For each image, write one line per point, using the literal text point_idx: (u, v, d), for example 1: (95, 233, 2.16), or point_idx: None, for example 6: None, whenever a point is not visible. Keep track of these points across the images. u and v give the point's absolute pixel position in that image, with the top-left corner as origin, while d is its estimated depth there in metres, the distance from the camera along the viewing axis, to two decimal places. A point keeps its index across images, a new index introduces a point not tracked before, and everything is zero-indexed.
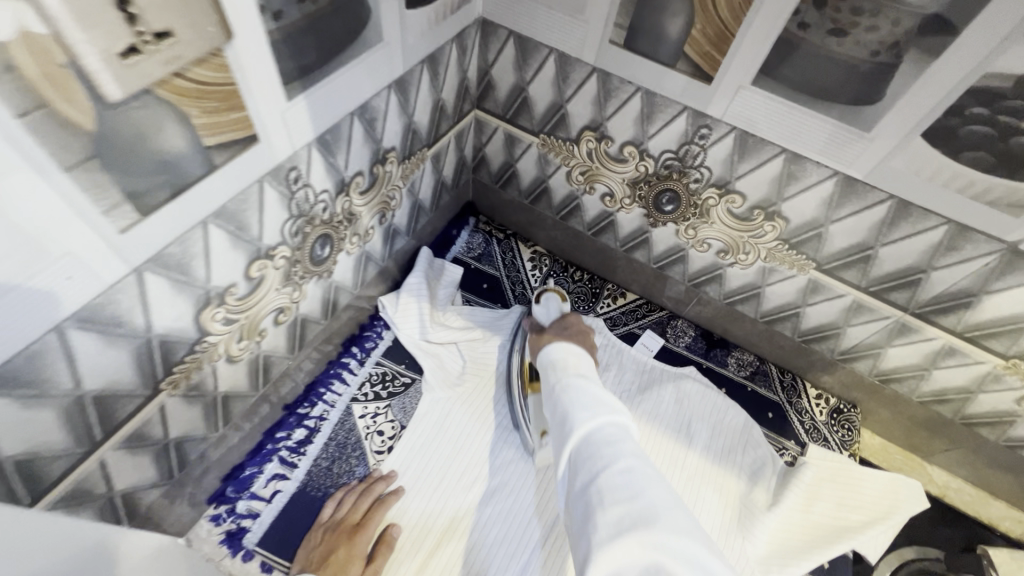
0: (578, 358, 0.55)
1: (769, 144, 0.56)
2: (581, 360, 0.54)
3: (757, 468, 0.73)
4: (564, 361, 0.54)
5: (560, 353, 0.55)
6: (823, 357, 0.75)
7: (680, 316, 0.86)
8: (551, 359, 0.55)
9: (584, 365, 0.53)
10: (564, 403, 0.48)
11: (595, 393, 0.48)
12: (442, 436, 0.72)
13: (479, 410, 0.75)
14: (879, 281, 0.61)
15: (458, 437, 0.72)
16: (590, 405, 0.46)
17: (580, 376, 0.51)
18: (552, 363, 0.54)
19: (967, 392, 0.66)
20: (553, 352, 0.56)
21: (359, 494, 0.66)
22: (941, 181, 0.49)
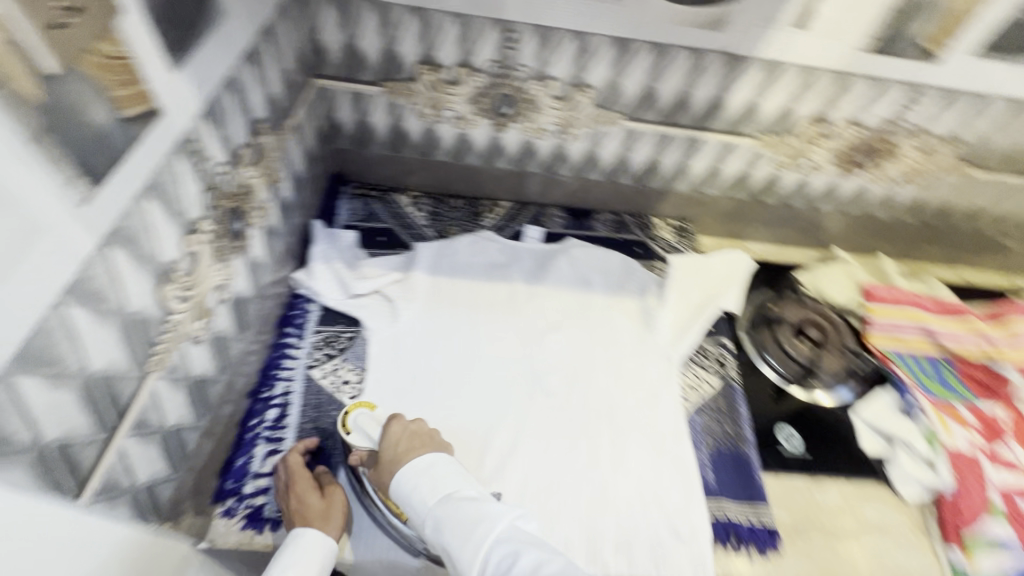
0: (433, 476, 0.61)
1: (560, 30, 0.74)
2: (431, 484, 0.60)
3: (642, 286, 0.95)
4: (419, 492, 0.60)
5: (412, 479, 0.61)
6: (656, 190, 0.99)
7: (548, 205, 1.04)
8: (409, 492, 0.60)
9: (444, 489, 0.59)
10: (447, 546, 0.55)
11: (465, 523, 0.55)
12: (405, 364, 0.81)
13: (425, 331, 0.84)
14: (667, 111, 0.84)
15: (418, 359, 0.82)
16: (469, 547, 0.53)
17: (441, 507, 0.58)
18: (410, 498, 0.60)
19: (746, 173, 0.94)
20: (406, 482, 0.61)
21: (287, 455, 0.68)
22: (674, 20, 0.71)
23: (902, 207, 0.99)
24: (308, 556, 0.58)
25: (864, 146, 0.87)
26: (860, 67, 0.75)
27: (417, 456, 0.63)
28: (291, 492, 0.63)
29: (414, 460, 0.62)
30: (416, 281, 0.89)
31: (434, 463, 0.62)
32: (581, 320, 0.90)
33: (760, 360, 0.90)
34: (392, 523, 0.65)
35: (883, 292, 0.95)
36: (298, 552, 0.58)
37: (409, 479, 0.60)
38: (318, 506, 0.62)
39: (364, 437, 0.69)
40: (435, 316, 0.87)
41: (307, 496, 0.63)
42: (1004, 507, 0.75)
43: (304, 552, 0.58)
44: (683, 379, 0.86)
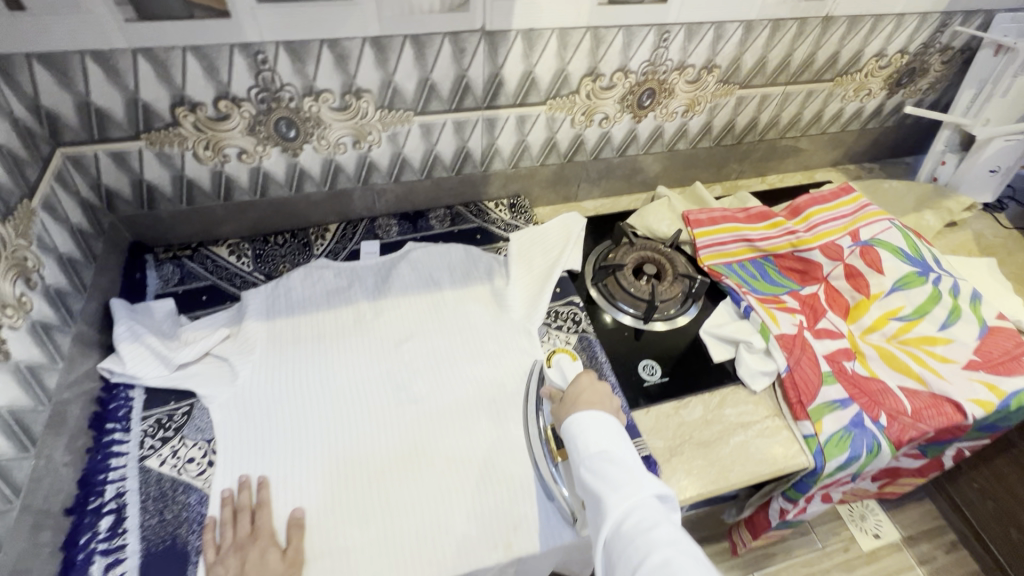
0: (598, 436, 0.67)
1: (309, 41, 0.71)
2: (597, 437, 0.68)
3: (485, 268, 0.96)
4: (587, 440, 0.67)
5: (581, 426, 0.69)
6: (477, 176, 1.00)
7: (377, 217, 1.01)
8: (574, 436, 0.68)
9: (602, 442, 0.67)
10: (596, 490, 0.62)
11: (619, 476, 0.63)
12: (257, 419, 0.75)
13: (272, 379, 0.79)
14: (452, 98, 0.84)
15: (270, 409, 0.77)
16: (616, 501, 0.60)
17: (601, 456, 0.66)
18: (575, 441, 0.68)
19: (552, 139, 0.98)
20: (574, 425, 0.69)
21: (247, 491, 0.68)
22: (418, 10, 0.72)
23: (698, 136, 1.09)
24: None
25: (642, 89, 0.94)
26: (607, 19, 0.81)
27: (593, 408, 0.71)
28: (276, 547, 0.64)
29: (588, 408, 0.71)
30: (249, 332, 0.83)
31: (600, 421, 0.69)
32: (436, 318, 0.89)
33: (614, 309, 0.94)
34: (543, 460, 0.74)
35: (700, 216, 1.03)
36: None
37: (578, 424, 0.68)
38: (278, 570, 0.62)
39: (557, 375, 0.81)
40: (274, 365, 0.81)
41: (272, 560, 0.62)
42: (831, 369, 0.86)
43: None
44: (545, 346, 0.87)
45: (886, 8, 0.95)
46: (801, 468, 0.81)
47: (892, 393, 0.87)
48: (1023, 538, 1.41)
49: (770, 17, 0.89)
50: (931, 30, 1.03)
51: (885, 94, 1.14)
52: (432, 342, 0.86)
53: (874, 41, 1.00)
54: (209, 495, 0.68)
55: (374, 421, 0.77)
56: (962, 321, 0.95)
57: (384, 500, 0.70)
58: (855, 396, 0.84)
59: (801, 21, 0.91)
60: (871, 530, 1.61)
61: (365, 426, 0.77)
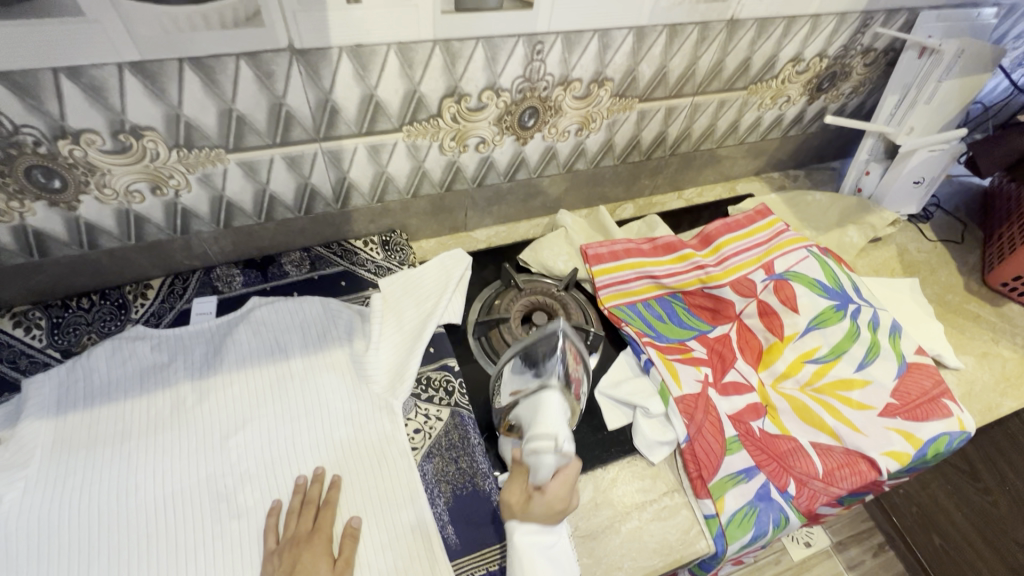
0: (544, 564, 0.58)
1: (38, 72, 0.53)
2: (540, 564, 0.58)
3: (346, 327, 0.81)
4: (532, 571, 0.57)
5: (528, 550, 0.58)
6: (334, 213, 0.84)
7: (216, 265, 0.85)
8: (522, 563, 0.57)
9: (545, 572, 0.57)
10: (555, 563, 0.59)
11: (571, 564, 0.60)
12: (22, 563, 0.59)
13: (48, 502, 0.63)
14: (273, 130, 0.67)
15: (42, 547, 0.60)
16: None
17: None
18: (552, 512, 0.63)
19: (420, 169, 0.82)
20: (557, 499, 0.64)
21: None
22: (188, 26, 0.54)
23: (599, 154, 0.95)
24: None
25: (521, 108, 0.79)
26: (458, 30, 0.65)
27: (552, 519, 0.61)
28: (306, 548, 0.61)
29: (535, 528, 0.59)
30: (28, 437, 0.66)
31: (546, 545, 0.59)
32: (279, 395, 0.74)
33: (534, 373, 0.66)
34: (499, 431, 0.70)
35: (599, 248, 0.91)
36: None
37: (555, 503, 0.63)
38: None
39: (533, 439, 0.60)
40: (58, 480, 0.64)
41: (317, 564, 0.60)
42: (737, 434, 0.76)
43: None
44: (411, 426, 0.74)
45: (800, 8, 0.82)
46: (700, 553, 0.71)
47: (804, 452, 0.78)
48: (945, 544, 1.41)
49: (665, 23, 0.75)
50: (852, 31, 0.91)
51: (805, 100, 1.03)
52: (270, 430, 0.71)
53: (789, 45, 0.88)
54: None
55: (184, 547, 0.62)
56: (880, 358, 0.85)
57: None
58: (761, 464, 0.75)
59: (702, 26, 0.78)
60: (801, 539, 1.58)
61: (174, 555, 0.62)
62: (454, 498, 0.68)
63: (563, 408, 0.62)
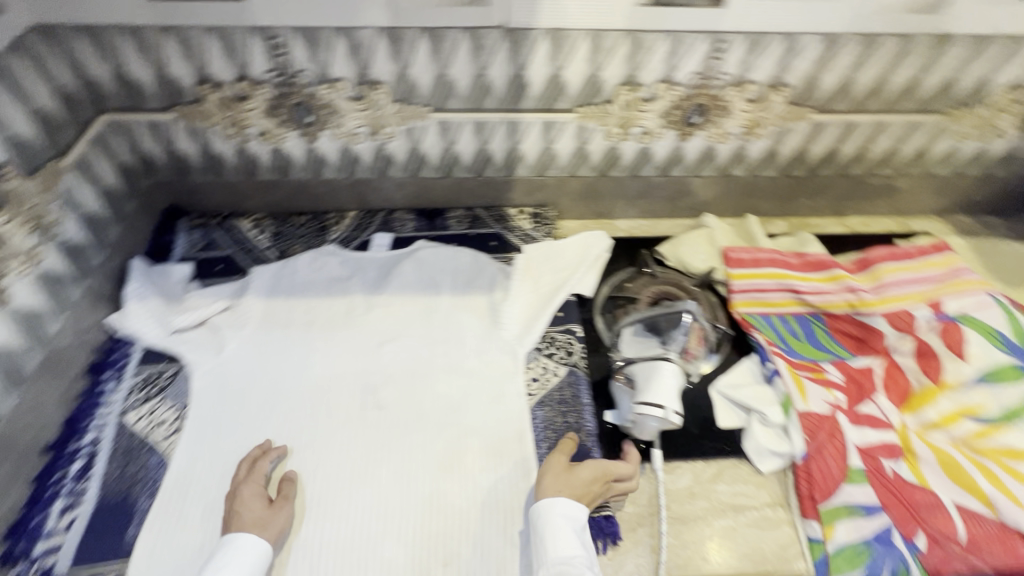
0: (571, 535, 0.59)
1: (323, 29, 0.70)
2: (573, 538, 0.59)
3: (490, 278, 0.91)
4: (561, 542, 0.58)
5: (559, 521, 0.60)
6: (499, 180, 0.95)
7: (396, 210, 1.00)
8: (551, 536, 0.59)
9: (573, 548, 0.58)
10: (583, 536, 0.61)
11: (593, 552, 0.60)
12: (229, 394, 0.77)
13: (253, 357, 0.81)
14: (470, 96, 0.79)
15: (243, 387, 0.78)
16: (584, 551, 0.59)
17: (578, 567, 0.57)
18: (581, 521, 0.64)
19: (583, 150, 0.89)
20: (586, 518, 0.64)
21: (252, 463, 0.68)
22: (433, 2, 0.67)
23: (760, 163, 0.94)
24: (240, 553, 0.59)
25: (690, 104, 0.82)
26: (649, 22, 0.71)
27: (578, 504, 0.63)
28: (236, 496, 0.65)
29: (563, 504, 0.61)
30: (247, 309, 0.86)
31: (573, 520, 0.61)
32: (426, 323, 0.86)
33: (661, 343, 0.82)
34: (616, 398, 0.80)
35: (742, 254, 0.90)
36: (234, 548, 0.59)
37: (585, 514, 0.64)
38: (258, 515, 0.63)
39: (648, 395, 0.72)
40: (262, 343, 0.83)
41: (251, 502, 0.64)
42: (863, 466, 0.71)
43: (241, 548, 0.59)
44: (529, 374, 0.81)
45: None
46: None
47: (944, 511, 0.68)
48: None
49: (860, 32, 0.74)
50: None
51: (1021, 135, 0.91)
52: (413, 348, 0.83)
53: (1009, 69, 0.80)
54: (168, 460, 0.72)
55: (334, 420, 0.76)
56: None
57: (321, 507, 0.69)
58: (887, 506, 0.68)
59: (903, 39, 0.75)
60: None
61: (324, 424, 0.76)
62: (554, 446, 0.73)
63: (676, 380, 0.74)
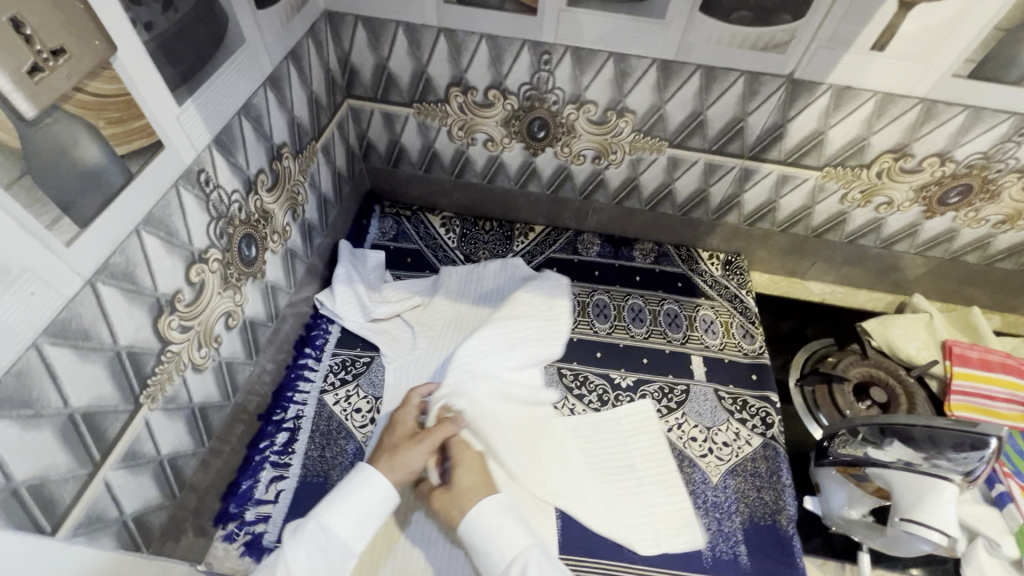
0: (514, 526, 0.55)
1: (598, 52, 0.68)
2: (514, 530, 0.55)
3: (676, 321, 0.87)
4: (498, 538, 0.54)
5: (482, 523, 0.55)
6: (704, 222, 0.90)
7: (583, 231, 0.98)
8: (489, 528, 0.55)
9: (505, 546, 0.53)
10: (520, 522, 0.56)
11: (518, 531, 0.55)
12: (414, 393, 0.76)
13: (438, 359, 0.79)
14: (717, 139, 0.75)
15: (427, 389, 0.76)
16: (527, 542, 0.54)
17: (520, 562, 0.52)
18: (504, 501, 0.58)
19: (809, 208, 0.83)
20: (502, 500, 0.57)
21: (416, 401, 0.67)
22: (728, 41, 0.63)
23: (1000, 254, 0.85)
24: (362, 496, 0.55)
25: (954, 183, 0.75)
26: (954, 93, 0.64)
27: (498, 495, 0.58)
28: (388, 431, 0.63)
29: (486, 503, 0.57)
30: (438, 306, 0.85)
31: (503, 511, 0.56)
32: (611, 363, 0.83)
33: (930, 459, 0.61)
34: (823, 474, 0.69)
35: (968, 351, 0.82)
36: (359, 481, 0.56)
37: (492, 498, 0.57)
38: (396, 442, 0.61)
39: (923, 521, 0.58)
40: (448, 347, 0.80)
41: (404, 427, 0.63)
42: None
43: (363, 489, 0.56)
44: (719, 436, 0.76)
45: None
46: None
47: None
48: None
49: None
50: None
51: None
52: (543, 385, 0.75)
53: None
54: (364, 451, 0.72)
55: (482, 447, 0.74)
56: None
57: None
58: None
59: None
60: None
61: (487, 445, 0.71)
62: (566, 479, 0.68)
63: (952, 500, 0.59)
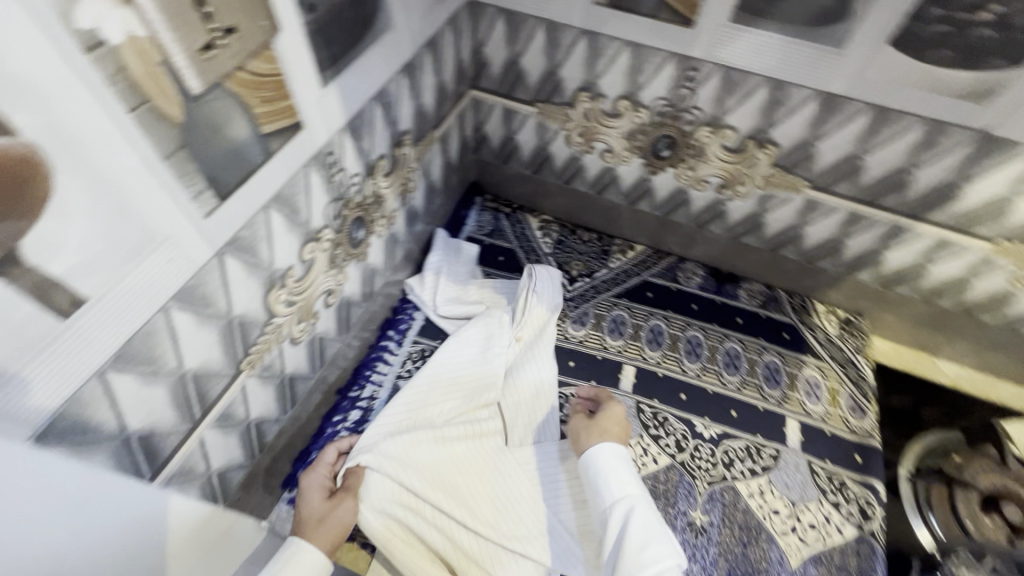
0: (628, 474, 0.53)
1: (752, 76, 0.61)
2: (630, 478, 0.53)
3: (775, 377, 0.80)
4: (611, 479, 0.53)
5: (601, 464, 0.54)
6: (829, 274, 0.81)
7: (687, 259, 0.91)
8: (602, 467, 0.54)
9: (621, 487, 0.52)
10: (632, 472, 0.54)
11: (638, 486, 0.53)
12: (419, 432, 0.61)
13: (450, 394, 0.66)
14: (870, 188, 0.66)
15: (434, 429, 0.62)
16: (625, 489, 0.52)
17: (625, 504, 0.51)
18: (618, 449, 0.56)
19: (965, 281, 0.72)
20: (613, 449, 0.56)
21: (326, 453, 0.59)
22: (915, 82, 0.54)
23: None
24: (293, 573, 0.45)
25: None
26: None
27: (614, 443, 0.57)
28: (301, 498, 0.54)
29: (605, 447, 0.56)
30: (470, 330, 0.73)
31: (622, 459, 0.55)
32: (695, 409, 0.77)
33: None
34: None
35: None
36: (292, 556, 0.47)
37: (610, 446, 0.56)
38: (317, 511, 0.52)
39: None
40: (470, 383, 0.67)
41: (311, 497, 0.54)
42: None
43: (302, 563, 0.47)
44: (805, 516, 0.68)
45: None
46: None
47: None
48: None
49: None
50: None
51: None
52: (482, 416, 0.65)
53: None
54: None
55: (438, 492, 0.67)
56: None
57: None
58: None
59: None
60: None
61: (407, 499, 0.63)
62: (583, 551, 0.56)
63: None
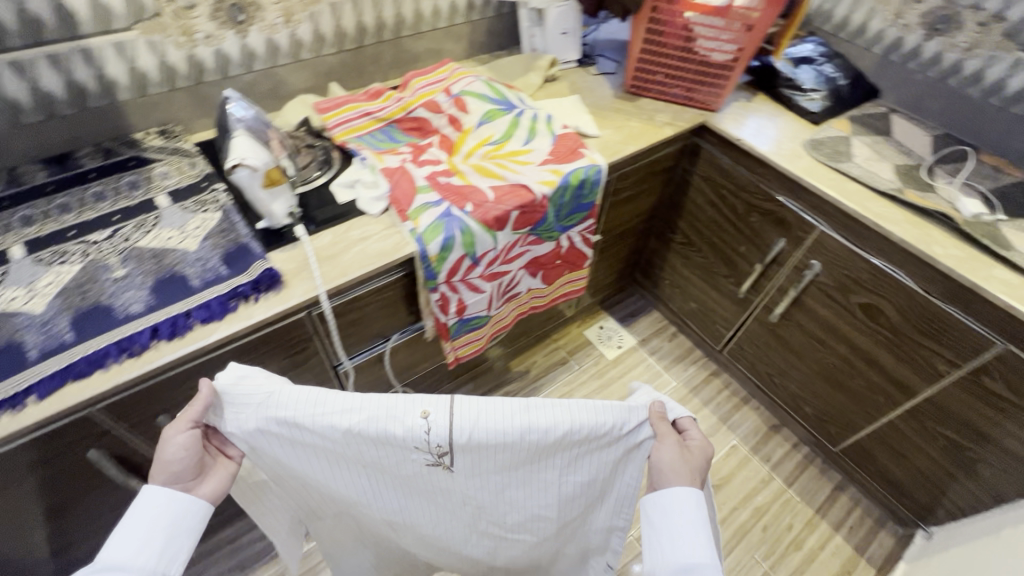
0: (686, 533, 0.67)
1: None
2: (690, 534, 0.67)
3: (135, 184, 1.09)
4: (663, 523, 0.69)
5: (668, 503, 0.69)
6: (108, 108, 1.13)
7: (20, 164, 1.09)
8: (661, 508, 0.70)
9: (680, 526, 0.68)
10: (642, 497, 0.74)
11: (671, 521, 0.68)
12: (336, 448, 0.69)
13: (454, 430, 0.67)
14: (25, 32, 0.97)
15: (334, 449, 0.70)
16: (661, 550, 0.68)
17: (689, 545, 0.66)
18: (675, 516, 0.69)
19: (166, 64, 1.14)
20: (682, 519, 0.68)
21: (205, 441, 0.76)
22: None
23: (315, 45, 1.31)
24: (144, 509, 0.67)
25: (225, 5, 1.13)
26: None
27: (688, 508, 0.69)
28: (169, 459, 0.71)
29: (678, 505, 0.69)
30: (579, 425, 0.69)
31: (671, 515, 0.69)
32: (83, 231, 1.00)
33: (247, 136, 0.96)
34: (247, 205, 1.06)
35: (326, 104, 1.28)
36: (148, 496, 0.68)
37: (679, 513, 0.69)
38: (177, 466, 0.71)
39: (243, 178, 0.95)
40: (469, 430, 0.67)
41: (172, 450, 0.71)
42: (428, 185, 1.14)
43: (157, 495, 0.68)
44: (189, 224, 1.03)
45: None
46: (411, 255, 1.07)
47: (481, 190, 1.15)
48: (699, 306, 1.92)
49: None
50: None
51: None
52: (393, 459, 0.71)
53: None
54: None
55: None
56: (539, 136, 1.28)
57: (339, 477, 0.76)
58: (445, 197, 1.12)
59: None
60: (614, 343, 2.04)
61: None
62: (427, 472, 0.73)
63: (245, 138, 0.95)
